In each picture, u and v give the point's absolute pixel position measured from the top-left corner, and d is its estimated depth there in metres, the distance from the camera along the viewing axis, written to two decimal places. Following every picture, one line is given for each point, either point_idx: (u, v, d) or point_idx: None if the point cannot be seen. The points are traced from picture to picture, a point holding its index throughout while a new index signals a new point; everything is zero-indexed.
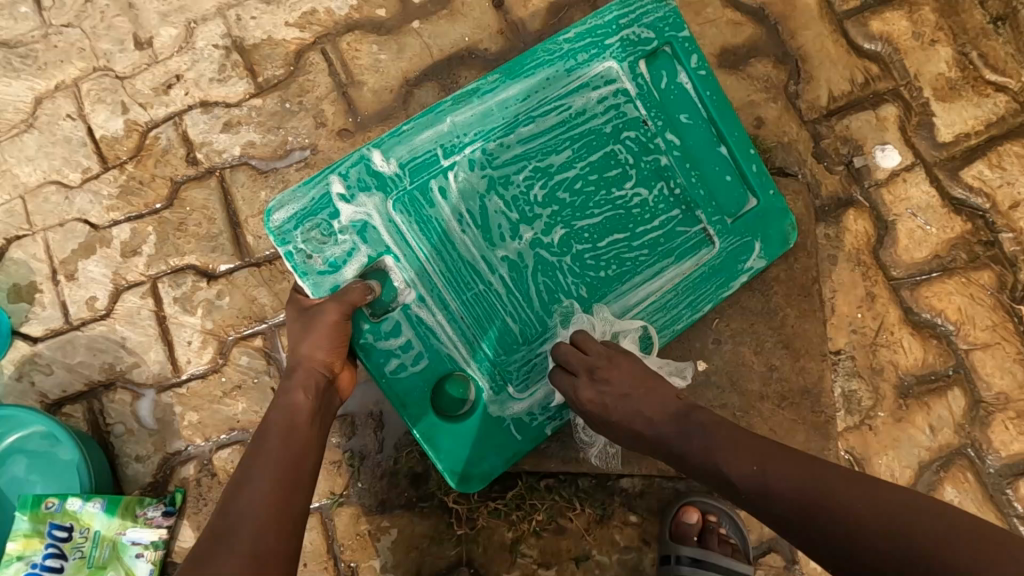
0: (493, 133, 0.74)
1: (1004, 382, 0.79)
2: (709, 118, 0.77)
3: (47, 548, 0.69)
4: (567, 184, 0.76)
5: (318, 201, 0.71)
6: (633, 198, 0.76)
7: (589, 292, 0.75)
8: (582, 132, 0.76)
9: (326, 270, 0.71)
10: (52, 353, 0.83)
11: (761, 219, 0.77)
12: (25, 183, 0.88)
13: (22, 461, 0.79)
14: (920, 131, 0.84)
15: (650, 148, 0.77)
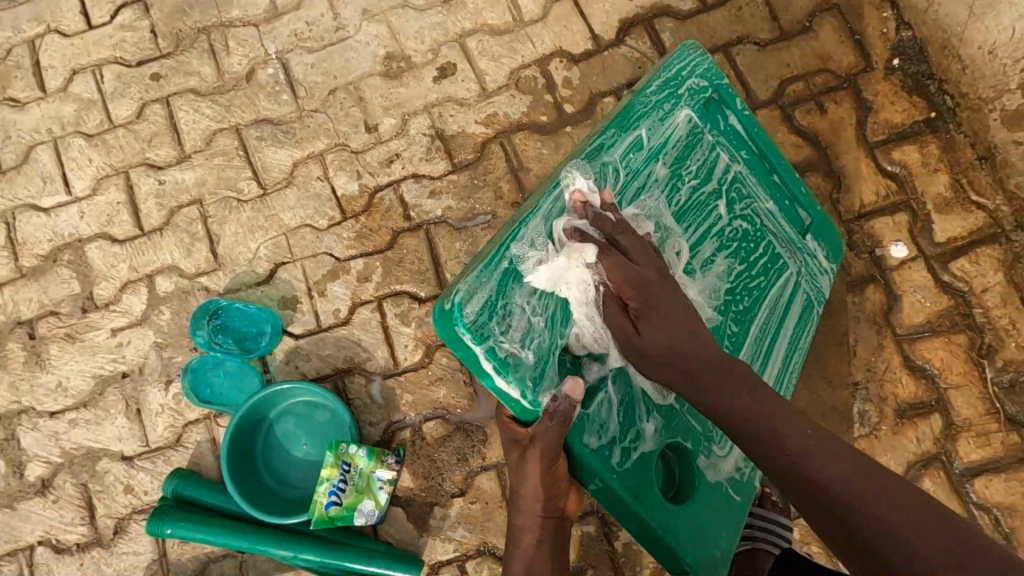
0: (636, 187, 0.97)
1: (969, 412, 1.12)
2: (758, 151, 1.09)
3: (340, 475, 1.05)
4: (691, 215, 1.00)
5: (501, 287, 0.83)
6: (739, 229, 1.03)
7: (737, 326, 0.99)
8: (695, 194, 1.01)
9: (529, 360, 0.82)
10: (310, 346, 1.19)
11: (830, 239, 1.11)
12: (288, 224, 1.25)
13: (290, 420, 1.15)
14: (923, 232, 1.19)
15: (728, 178, 1.04)
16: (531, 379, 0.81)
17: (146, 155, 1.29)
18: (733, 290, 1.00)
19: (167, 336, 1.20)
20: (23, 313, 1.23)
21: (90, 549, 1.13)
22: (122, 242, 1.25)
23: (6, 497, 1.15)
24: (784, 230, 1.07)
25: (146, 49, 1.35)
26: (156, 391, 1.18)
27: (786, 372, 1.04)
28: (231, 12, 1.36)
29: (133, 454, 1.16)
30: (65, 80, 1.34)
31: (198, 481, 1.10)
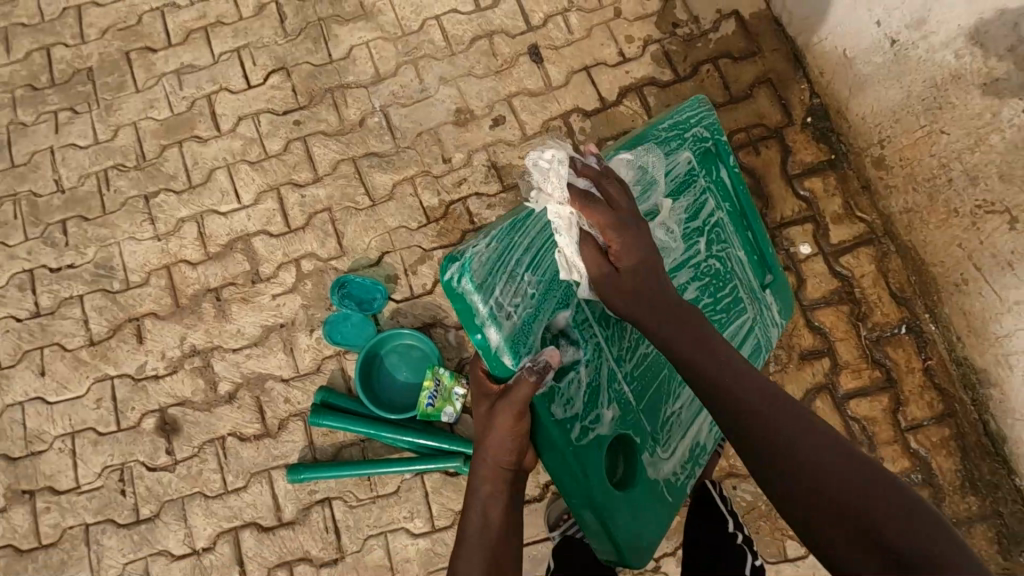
0: (644, 199, 1.39)
1: (847, 356, 1.68)
2: (740, 207, 1.56)
3: (434, 386, 1.62)
4: (679, 247, 1.43)
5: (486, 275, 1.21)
6: (711, 267, 1.46)
7: None
8: (687, 226, 1.44)
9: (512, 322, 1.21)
10: (407, 307, 1.77)
11: (784, 294, 1.60)
12: (390, 225, 1.83)
13: (393, 355, 1.72)
14: (822, 236, 1.75)
15: (710, 218, 1.48)
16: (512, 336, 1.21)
17: (291, 176, 1.87)
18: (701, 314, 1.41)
19: (310, 299, 1.78)
20: (211, 283, 1.80)
21: (262, 438, 1.70)
22: (276, 236, 1.83)
23: (205, 404, 1.73)
24: (750, 282, 1.53)
25: (289, 103, 1.93)
26: (304, 335, 1.76)
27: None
28: (348, 78, 1.94)
29: (288, 377, 1.73)
30: (233, 123, 1.92)
31: (336, 393, 1.68)
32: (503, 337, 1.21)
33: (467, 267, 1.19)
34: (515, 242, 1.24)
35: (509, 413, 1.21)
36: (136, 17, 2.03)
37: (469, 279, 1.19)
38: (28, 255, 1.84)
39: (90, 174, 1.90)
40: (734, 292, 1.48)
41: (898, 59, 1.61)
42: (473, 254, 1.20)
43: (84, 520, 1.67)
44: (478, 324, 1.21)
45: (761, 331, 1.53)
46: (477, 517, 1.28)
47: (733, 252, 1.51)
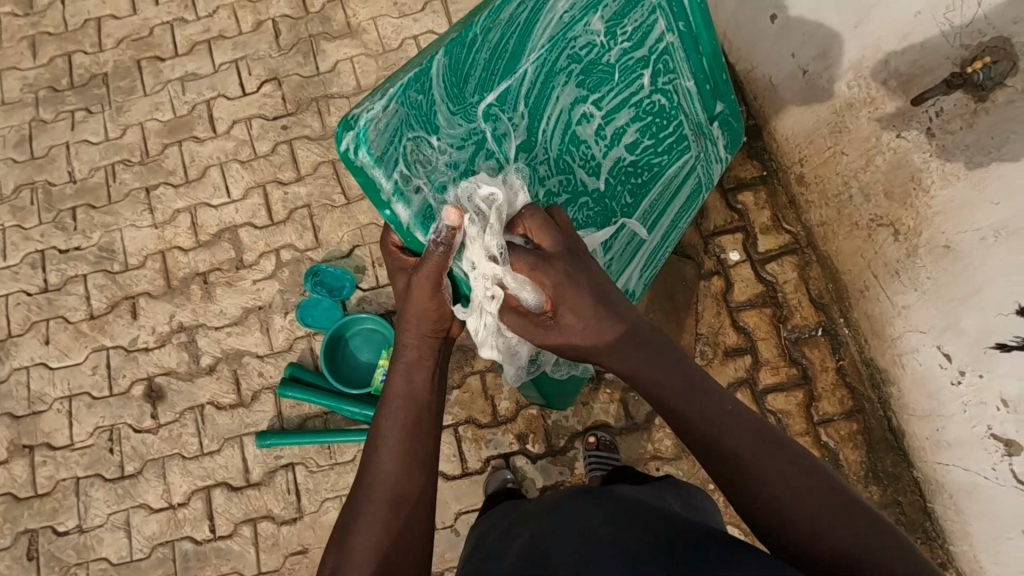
0: (568, 38, 1.47)
1: (768, 354, 1.84)
2: (696, 29, 1.60)
3: (388, 366, 1.80)
4: (615, 83, 1.54)
5: (392, 147, 1.20)
6: (655, 103, 1.59)
7: (652, 76, 1.58)
8: (624, 60, 1.54)
9: (423, 200, 1.23)
10: (372, 295, 1.96)
11: (733, 131, 1.74)
12: (362, 221, 2.03)
13: (357, 338, 1.91)
14: (751, 245, 1.92)
15: (657, 48, 1.57)
16: (420, 216, 1.23)
17: (277, 175, 2.08)
18: (640, 155, 1.59)
19: (286, 285, 1.98)
20: (200, 267, 2.01)
21: (237, 407, 1.90)
22: (260, 227, 2.04)
23: (188, 374, 1.93)
24: (695, 113, 1.65)
25: (279, 110, 2.15)
26: (279, 317, 1.96)
27: (661, 247, 1.69)
28: (333, 89, 2.16)
29: (263, 354, 1.93)
30: (228, 126, 2.14)
31: (304, 369, 1.88)
32: (411, 211, 1.22)
33: (362, 136, 1.17)
34: (414, 94, 1.24)
35: (428, 287, 1.14)
36: (149, 29, 2.27)
37: (365, 151, 1.17)
38: (41, 237, 2.07)
39: (99, 168, 2.13)
40: (678, 126, 1.63)
41: (807, 91, 1.67)
42: (368, 118, 1.18)
43: (75, 474, 1.87)
44: (385, 201, 1.21)
45: (703, 168, 1.71)
46: (402, 388, 1.19)
47: (680, 83, 1.62)
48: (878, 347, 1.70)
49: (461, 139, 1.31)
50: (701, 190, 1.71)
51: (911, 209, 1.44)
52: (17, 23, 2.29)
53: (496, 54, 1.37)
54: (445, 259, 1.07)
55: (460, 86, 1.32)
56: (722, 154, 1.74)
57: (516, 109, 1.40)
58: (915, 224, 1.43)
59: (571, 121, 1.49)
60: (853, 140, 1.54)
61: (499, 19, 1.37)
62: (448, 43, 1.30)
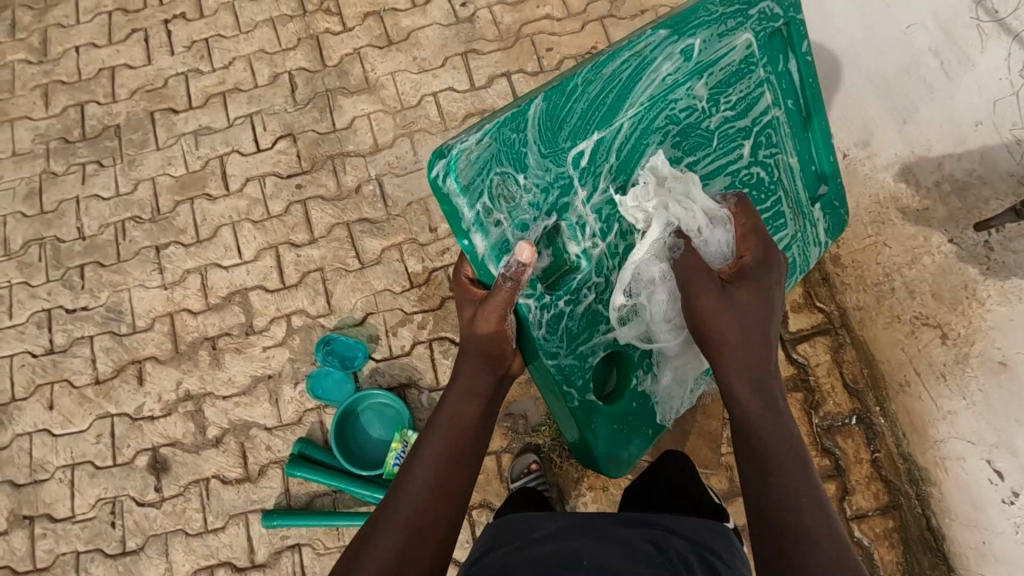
0: (676, 96, 1.37)
1: (799, 443, 1.75)
2: (800, 107, 1.49)
3: (402, 450, 1.74)
4: (710, 151, 1.41)
5: (484, 185, 1.20)
6: (752, 175, 1.46)
7: (750, 147, 1.44)
8: (727, 128, 1.42)
9: (502, 236, 1.22)
10: (385, 366, 1.90)
11: (834, 214, 1.57)
12: (376, 287, 1.96)
13: (368, 413, 1.84)
14: (782, 324, 1.84)
15: (763, 118, 1.45)
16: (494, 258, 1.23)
17: (290, 237, 2.03)
18: None
19: (297, 353, 1.92)
20: (209, 332, 1.95)
21: (243, 481, 1.83)
22: (271, 291, 1.98)
23: (194, 446, 1.87)
24: (795, 192, 1.51)
25: (293, 167, 2.09)
26: (288, 388, 1.89)
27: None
28: (349, 146, 2.10)
29: (272, 426, 1.87)
30: (241, 184, 2.08)
31: (313, 445, 1.81)
32: (489, 244, 1.22)
33: (454, 165, 1.18)
34: (508, 132, 1.22)
35: (492, 319, 1.23)
36: (163, 79, 2.22)
37: (455, 178, 1.18)
38: (48, 295, 2.02)
39: (109, 224, 2.07)
40: (775, 201, 1.48)
41: (849, 176, 1.60)
42: (463, 151, 1.18)
43: (76, 548, 1.80)
44: (464, 230, 1.21)
45: (799, 248, 1.54)
46: (453, 415, 1.24)
47: (783, 158, 1.48)
48: (918, 446, 1.60)
49: (549, 183, 1.27)
50: (797, 270, 1.53)
51: (962, 317, 1.56)
52: (31, 71, 2.25)
53: (594, 104, 1.30)
54: (512, 293, 1.18)
55: (554, 131, 1.27)
56: (821, 237, 1.57)
57: (605, 164, 1.32)
58: (968, 331, 1.56)
59: (664, 186, 1.38)
60: None
61: (601, 72, 1.30)
62: (549, 89, 1.26)
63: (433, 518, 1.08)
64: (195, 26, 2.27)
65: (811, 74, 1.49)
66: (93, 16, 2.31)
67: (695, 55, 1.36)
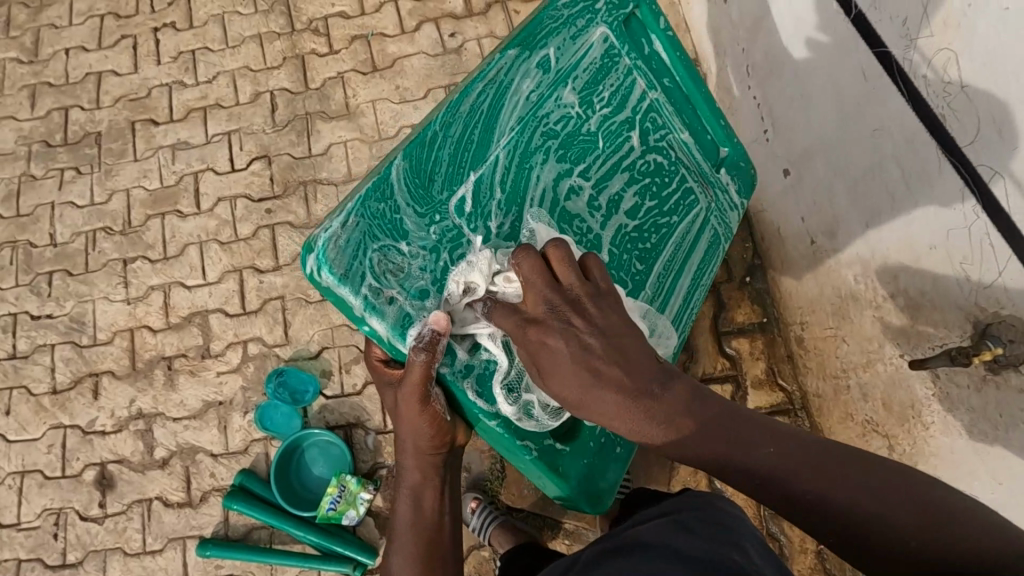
0: (545, 105, 1.29)
1: None
2: (679, 86, 1.43)
3: (337, 492, 1.75)
4: (597, 149, 1.34)
5: (363, 263, 1.09)
6: (649, 160, 1.38)
7: (638, 137, 1.38)
8: (609, 124, 1.35)
9: (399, 310, 1.10)
10: (334, 403, 1.89)
11: (743, 175, 1.50)
12: (334, 321, 1.95)
13: (312, 450, 1.85)
14: (741, 399, 1.78)
15: (642, 105, 1.38)
16: (394, 336, 1.10)
17: (254, 261, 2.01)
18: (638, 219, 1.36)
19: (250, 382, 1.92)
20: (166, 351, 1.96)
21: (184, 506, 1.84)
22: (231, 315, 1.97)
23: (141, 466, 1.88)
24: (698, 165, 1.44)
25: (265, 190, 2.07)
26: (238, 416, 1.89)
27: (685, 312, 1.40)
28: (322, 173, 2.08)
29: (218, 453, 1.87)
30: (213, 204, 2.08)
31: (254, 477, 1.81)
32: (388, 324, 1.10)
33: (325, 257, 1.06)
34: (375, 204, 1.12)
35: (414, 401, 1.11)
36: (147, 90, 2.21)
37: (329, 270, 1.06)
38: (15, 300, 2.04)
39: (81, 233, 2.09)
40: (681, 180, 1.41)
41: (815, 262, 1.52)
42: (330, 238, 1.07)
43: (18, 556, 1.84)
44: (359, 317, 1.09)
45: (717, 220, 1.46)
46: (408, 514, 1.22)
47: (674, 137, 1.41)
48: None
49: (435, 241, 1.16)
50: (723, 245, 1.47)
51: (908, 434, 1.27)
52: (19, 71, 2.26)
53: (461, 146, 1.21)
54: (428, 367, 1.07)
55: (425, 186, 1.17)
56: (737, 201, 1.50)
57: (491, 202, 1.22)
58: (912, 450, 1.26)
59: (570, 201, 1.29)
60: (854, 333, 1.39)
61: (458, 111, 1.21)
62: (407, 145, 1.17)
63: None
64: (183, 37, 2.26)
65: (678, 49, 1.41)
66: (85, 18, 2.31)
67: (553, 65, 1.30)
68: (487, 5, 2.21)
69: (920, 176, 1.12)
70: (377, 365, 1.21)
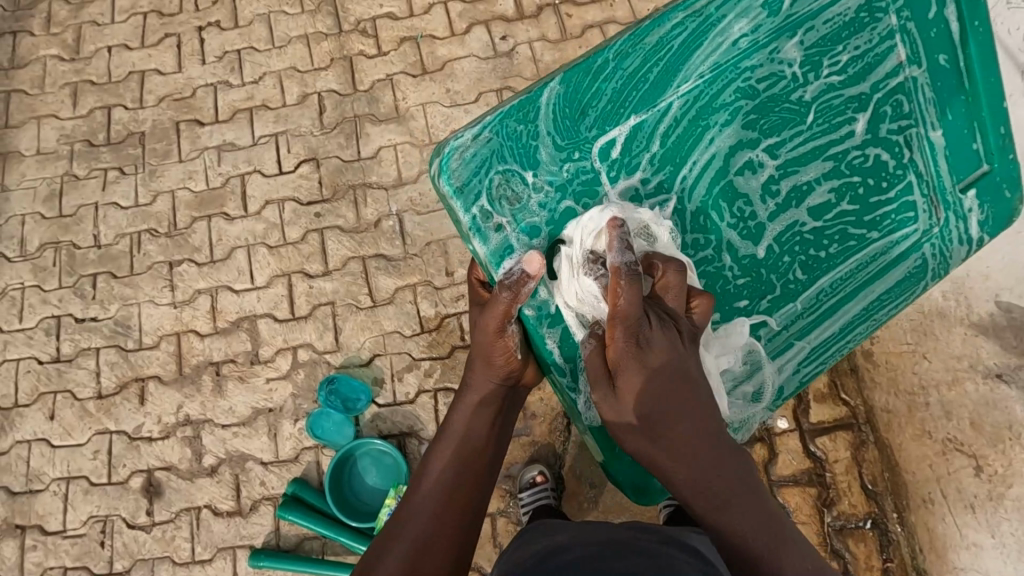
0: (758, 66, 1.28)
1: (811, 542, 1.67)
2: (955, 66, 1.31)
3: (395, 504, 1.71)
4: (795, 129, 1.31)
5: (490, 187, 1.17)
6: (866, 157, 1.33)
7: (869, 125, 1.33)
8: (831, 98, 1.31)
9: (501, 240, 1.16)
10: (387, 412, 1.87)
11: (1001, 205, 1.37)
12: (385, 328, 1.92)
13: (366, 459, 1.82)
14: (804, 413, 1.68)
15: (887, 85, 1.32)
16: (494, 260, 1.16)
17: (303, 266, 1.98)
18: (837, 217, 1.33)
19: (301, 389, 1.89)
20: (214, 357, 1.93)
21: (234, 515, 1.81)
22: (280, 320, 1.94)
23: (189, 473, 1.85)
24: (938, 178, 1.34)
25: (314, 194, 2.04)
26: (288, 424, 1.86)
27: (837, 338, 1.38)
28: (372, 177, 2.05)
29: (268, 461, 1.84)
30: (260, 207, 2.04)
31: (307, 487, 1.79)
32: (489, 250, 1.16)
33: (448, 167, 1.16)
34: (513, 124, 1.19)
35: (498, 325, 1.15)
36: (192, 89, 2.18)
37: (448, 179, 1.16)
38: (58, 302, 2.00)
39: (125, 235, 2.05)
40: (905, 189, 1.34)
41: None
42: (458, 150, 1.17)
43: (64, 564, 1.80)
44: (465, 235, 1.17)
45: (932, 248, 1.36)
46: (460, 428, 1.21)
47: (917, 132, 1.33)
48: (935, 565, 1.51)
49: (562, 182, 1.21)
50: (930, 275, 1.38)
51: (1001, 455, 1.54)
52: (61, 68, 2.22)
53: (632, 82, 1.24)
54: (510, 306, 1.12)
55: (575, 117, 1.21)
56: (971, 233, 1.37)
57: (644, 153, 1.25)
58: (1005, 471, 1.53)
59: (741, 177, 1.29)
60: (940, 351, 1.61)
61: (642, 46, 1.24)
62: (568, 70, 1.21)
63: (447, 531, 1.11)
64: (229, 36, 2.22)
65: (975, 19, 1.29)
66: (127, 15, 2.27)
67: (784, 9, 1.28)
68: (539, 8, 2.18)
69: None
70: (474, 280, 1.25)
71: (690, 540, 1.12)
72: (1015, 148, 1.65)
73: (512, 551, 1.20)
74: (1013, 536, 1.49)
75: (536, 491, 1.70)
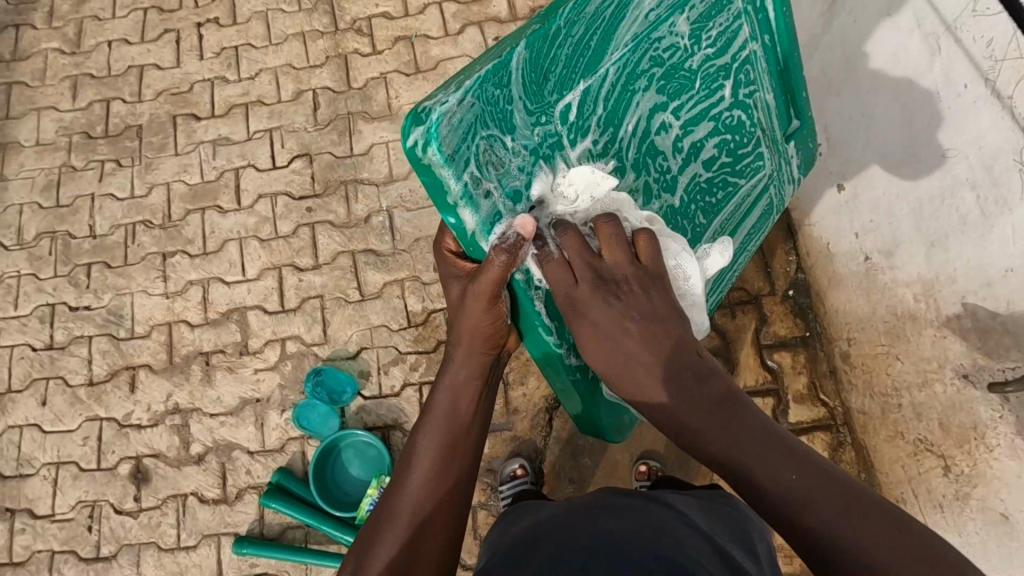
0: (654, 34, 1.22)
1: None
2: (775, 39, 1.35)
3: (377, 494, 1.75)
4: (690, 97, 1.29)
5: (479, 149, 1.01)
6: (736, 118, 1.34)
7: (734, 98, 1.33)
8: (709, 69, 1.29)
9: (492, 207, 1.04)
10: (372, 405, 1.89)
11: (808, 152, 1.49)
12: (373, 321, 1.95)
13: (349, 450, 1.85)
14: (781, 412, 1.81)
15: (743, 58, 1.32)
16: (485, 230, 1.04)
17: (293, 260, 2.01)
18: (716, 175, 1.35)
19: (287, 380, 1.92)
20: (204, 347, 1.96)
21: (219, 503, 1.84)
22: (270, 313, 1.97)
23: (176, 461, 1.88)
24: (773, 129, 1.40)
25: (306, 189, 2.07)
26: (274, 414, 1.89)
27: (727, 274, 1.47)
28: (362, 173, 2.08)
29: (254, 450, 1.87)
30: (253, 200, 2.08)
31: (292, 477, 1.82)
32: (480, 219, 1.03)
33: (435, 130, 0.95)
34: (492, 88, 1.02)
35: (482, 302, 1.10)
36: (188, 84, 2.21)
37: (437, 147, 0.96)
38: (53, 291, 2.03)
39: (120, 226, 2.08)
40: (757, 142, 1.38)
41: (867, 276, 1.75)
42: (442, 112, 0.96)
43: (51, 547, 1.83)
44: (451, 206, 1.02)
45: (776, 191, 1.46)
46: (445, 403, 1.17)
47: (761, 96, 1.36)
48: None
49: (535, 145, 1.10)
50: (775, 215, 1.50)
51: (967, 455, 1.56)
52: (61, 61, 2.26)
53: (580, 48, 1.14)
54: (505, 269, 1.05)
55: (538, 82, 1.10)
56: (797, 174, 1.49)
57: (593, 116, 1.17)
58: (971, 472, 1.54)
59: (661, 136, 1.27)
60: (913, 353, 1.67)
61: (584, 10, 1.11)
62: (531, 32, 1.06)
63: (439, 513, 1.08)
64: (226, 33, 2.26)
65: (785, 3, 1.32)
66: (127, 11, 2.31)
67: None
68: (531, 10, 2.22)
69: (998, 204, 1.54)
70: (446, 256, 1.19)
71: (668, 498, 1.08)
72: (979, 152, 1.57)
73: (498, 535, 1.14)
74: (979, 536, 1.51)
75: (515, 483, 1.72)
